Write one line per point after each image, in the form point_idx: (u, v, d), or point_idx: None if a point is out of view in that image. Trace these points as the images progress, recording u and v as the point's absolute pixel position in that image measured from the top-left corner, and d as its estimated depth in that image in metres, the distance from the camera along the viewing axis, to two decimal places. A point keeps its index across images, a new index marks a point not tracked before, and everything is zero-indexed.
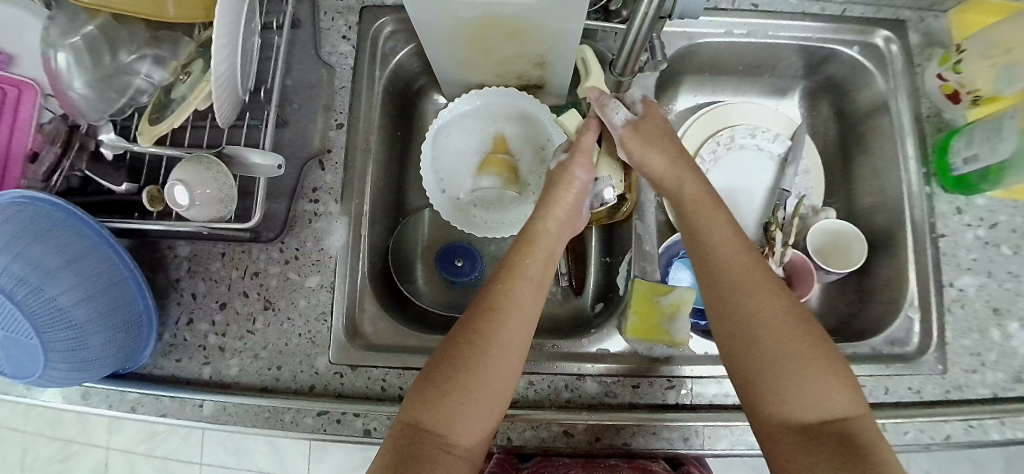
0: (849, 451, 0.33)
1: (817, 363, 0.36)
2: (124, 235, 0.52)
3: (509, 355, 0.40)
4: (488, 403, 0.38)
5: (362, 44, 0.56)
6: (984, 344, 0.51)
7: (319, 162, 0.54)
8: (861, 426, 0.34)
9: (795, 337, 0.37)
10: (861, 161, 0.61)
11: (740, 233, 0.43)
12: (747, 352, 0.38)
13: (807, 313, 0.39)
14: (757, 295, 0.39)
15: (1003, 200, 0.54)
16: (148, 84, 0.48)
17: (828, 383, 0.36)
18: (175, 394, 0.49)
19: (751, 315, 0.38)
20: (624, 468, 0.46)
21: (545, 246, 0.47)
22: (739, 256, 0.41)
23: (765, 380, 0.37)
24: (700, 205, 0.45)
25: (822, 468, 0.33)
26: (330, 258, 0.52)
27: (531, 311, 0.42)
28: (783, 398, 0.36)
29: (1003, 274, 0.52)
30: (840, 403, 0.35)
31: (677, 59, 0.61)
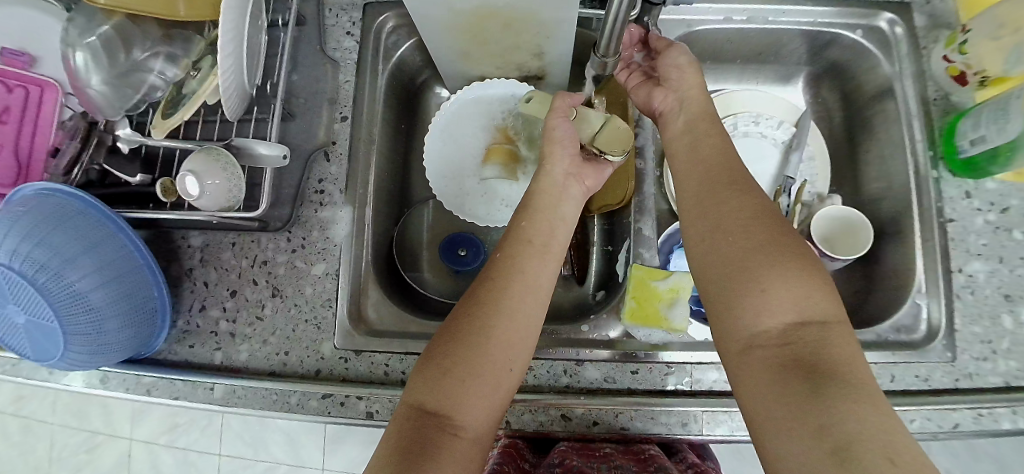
0: (817, 369, 0.33)
1: (796, 270, 0.38)
2: (140, 226, 0.54)
3: (517, 323, 0.41)
4: (498, 354, 0.40)
5: (366, 38, 0.57)
6: (996, 331, 0.50)
7: (325, 154, 0.55)
8: (839, 345, 0.35)
9: (774, 245, 0.39)
10: (868, 148, 0.60)
11: (726, 158, 0.45)
12: (729, 266, 0.39)
13: (788, 227, 0.41)
14: (739, 210, 0.41)
15: (1015, 184, 0.53)
16: (161, 81, 0.51)
17: (808, 302, 0.36)
18: (189, 377, 0.51)
19: (738, 229, 0.40)
20: (618, 456, 0.48)
21: (542, 211, 0.48)
22: (722, 177, 0.44)
23: (739, 300, 0.38)
24: (710, 129, 0.48)
25: (794, 372, 0.34)
26: (335, 246, 0.53)
27: (537, 280, 0.43)
28: (763, 304, 0.37)
29: (1015, 260, 0.51)
30: (818, 322, 0.36)
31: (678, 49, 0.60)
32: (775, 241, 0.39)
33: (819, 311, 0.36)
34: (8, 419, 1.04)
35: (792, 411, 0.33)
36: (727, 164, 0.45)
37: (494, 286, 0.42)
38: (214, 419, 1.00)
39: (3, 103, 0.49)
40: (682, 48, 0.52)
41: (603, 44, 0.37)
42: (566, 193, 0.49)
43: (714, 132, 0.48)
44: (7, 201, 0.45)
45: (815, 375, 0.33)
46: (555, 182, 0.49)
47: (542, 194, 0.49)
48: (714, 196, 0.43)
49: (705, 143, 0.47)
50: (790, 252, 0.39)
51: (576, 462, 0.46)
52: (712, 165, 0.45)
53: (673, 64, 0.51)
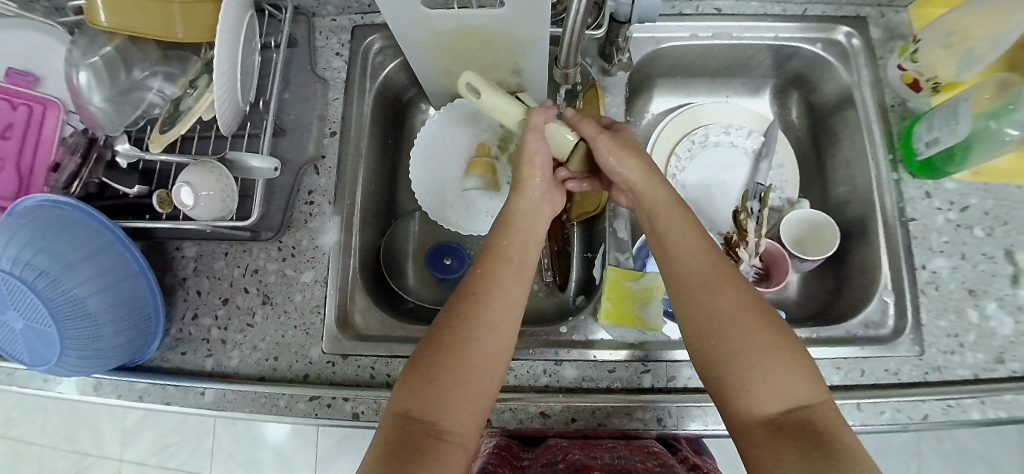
0: (810, 444, 0.35)
1: (780, 353, 0.39)
2: (137, 237, 0.56)
3: (496, 336, 0.42)
4: (485, 378, 0.41)
5: (355, 59, 0.60)
6: (961, 325, 0.53)
7: (314, 167, 0.57)
8: (828, 422, 0.36)
9: (757, 326, 0.40)
10: (833, 154, 0.62)
11: (701, 234, 0.45)
12: (716, 347, 0.40)
13: (767, 307, 0.42)
14: (720, 291, 0.41)
15: (973, 184, 0.55)
16: (159, 98, 0.54)
17: (793, 381, 0.38)
18: (180, 383, 0.52)
19: (722, 311, 0.41)
20: (620, 449, 0.49)
21: (521, 227, 0.49)
22: (699, 255, 0.44)
23: (727, 384, 0.39)
24: (675, 210, 0.46)
25: (789, 449, 0.35)
26: (323, 254, 0.55)
27: (515, 290, 0.45)
28: (753, 385, 0.38)
29: (976, 257, 0.54)
30: (805, 401, 0.37)
31: (640, 70, 0.63)
32: (759, 326, 0.40)
33: (804, 392, 0.38)
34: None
35: None
36: (703, 241, 0.45)
37: (471, 307, 0.43)
38: (207, 437, 1.00)
39: (6, 121, 0.51)
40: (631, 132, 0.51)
41: (562, 58, 0.46)
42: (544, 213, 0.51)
43: (679, 210, 0.46)
44: (9, 212, 0.47)
45: (809, 452, 0.34)
46: (533, 200, 0.50)
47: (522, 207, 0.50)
48: (697, 279, 0.43)
49: (675, 224, 0.46)
50: (773, 333, 0.39)
51: (580, 457, 0.47)
52: (687, 245, 0.44)
53: (621, 145, 0.48)
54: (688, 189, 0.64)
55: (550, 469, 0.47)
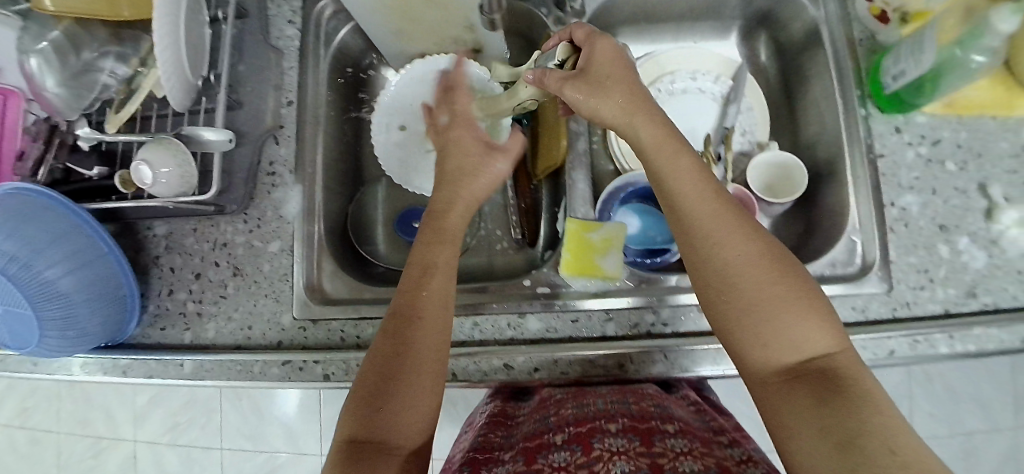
0: (829, 391, 0.33)
1: (795, 300, 0.36)
2: (107, 219, 0.57)
3: (431, 339, 0.40)
4: (427, 382, 0.38)
5: (307, 26, 0.59)
6: (933, 260, 0.52)
7: (274, 138, 0.57)
8: (850, 368, 0.34)
9: (769, 274, 0.37)
10: (802, 95, 0.61)
11: (706, 176, 0.41)
12: (726, 298, 0.38)
13: (780, 251, 0.38)
14: (729, 238, 0.38)
15: (946, 117, 0.54)
16: (113, 79, 0.54)
17: (811, 330, 0.35)
18: (161, 356, 0.54)
19: (731, 260, 0.38)
20: (613, 393, 0.47)
21: (453, 225, 0.46)
22: (706, 199, 0.40)
23: (741, 337, 0.37)
24: (669, 148, 0.42)
25: (803, 395, 0.33)
26: (288, 224, 0.55)
27: (447, 293, 0.42)
28: (767, 336, 0.36)
29: (949, 191, 0.53)
30: (824, 348, 0.35)
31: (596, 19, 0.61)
32: (774, 274, 0.37)
33: (823, 340, 0.35)
34: (17, 430, 1.09)
35: (805, 429, 0.32)
36: (709, 186, 0.41)
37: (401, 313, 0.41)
38: (214, 415, 1.04)
39: None
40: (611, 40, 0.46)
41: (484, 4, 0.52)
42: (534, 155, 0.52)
43: (673, 145, 0.42)
44: None
45: (827, 398, 0.32)
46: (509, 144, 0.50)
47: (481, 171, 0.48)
48: (703, 225, 0.39)
49: (676, 163, 0.42)
50: (789, 280, 0.37)
51: (571, 409, 0.44)
52: (689, 187, 0.41)
53: (597, 84, 0.44)
54: None
55: (541, 425, 0.44)
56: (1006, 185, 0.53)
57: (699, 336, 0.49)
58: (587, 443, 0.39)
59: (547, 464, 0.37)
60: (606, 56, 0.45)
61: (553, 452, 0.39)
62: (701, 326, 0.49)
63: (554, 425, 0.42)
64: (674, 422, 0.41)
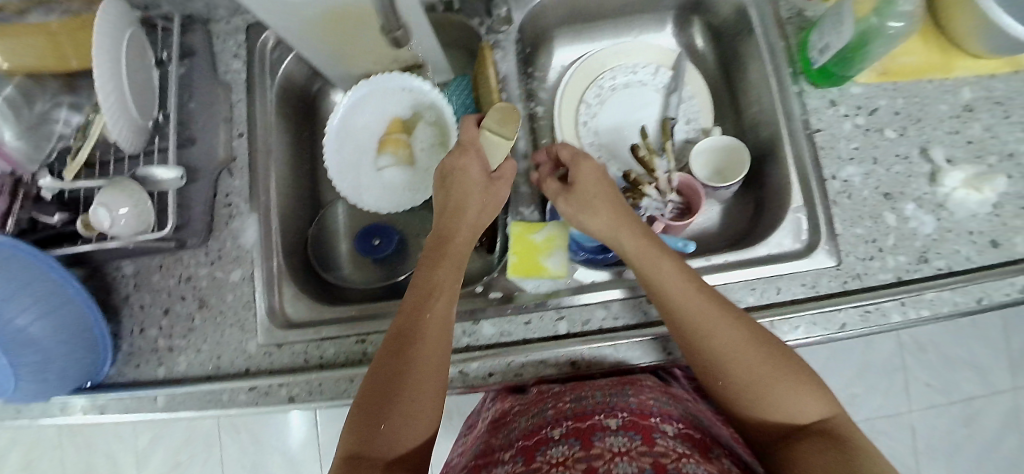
0: (833, 447, 0.36)
1: (786, 375, 0.40)
2: (75, 264, 0.59)
3: (427, 362, 0.42)
4: (423, 404, 0.41)
5: (251, 59, 0.61)
6: (879, 229, 0.52)
7: (228, 171, 0.59)
8: (845, 428, 0.38)
9: (758, 358, 0.40)
10: (740, 78, 0.62)
11: (688, 274, 0.44)
12: (727, 382, 0.41)
13: (765, 334, 0.42)
14: (718, 333, 0.41)
15: (881, 85, 0.55)
16: (67, 129, 0.56)
17: (806, 398, 0.39)
18: (136, 392, 0.56)
19: (724, 350, 0.41)
20: (609, 384, 0.48)
21: (450, 254, 0.49)
22: (693, 297, 0.43)
23: (744, 409, 0.41)
24: (652, 257, 0.46)
25: (812, 450, 0.37)
26: (247, 253, 0.57)
27: (445, 316, 0.45)
28: (767, 409, 0.40)
29: (890, 159, 0.53)
30: (819, 414, 0.39)
31: (530, 24, 0.62)
32: (765, 358, 0.40)
33: (817, 407, 0.39)
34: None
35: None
36: (694, 284, 0.44)
37: (401, 338, 0.43)
38: (214, 448, 1.06)
39: None
40: (594, 161, 0.52)
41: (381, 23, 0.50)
42: (487, 151, 0.52)
43: (656, 251, 0.46)
44: None
45: (834, 451, 0.36)
46: (465, 137, 0.52)
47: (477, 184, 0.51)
48: (693, 323, 0.42)
49: (658, 268, 0.45)
50: (779, 361, 0.40)
51: (569, 402, 0.46)
52: (675, 291, 0.43)
53: (591, 195, 0.49)
54: (601, 134, 0.63)
55: (539, 419, 0.45)
56: (948, 146, 0.53)
57: (649, 327, 0.49)
58: (586, 439, 0.40)
59: (546, 461, 0.39)
60: (591, 173, 0.51)
61: (552, 447, 0.41)
62: (650, 317, 0.50)
63: (552, 419, 0.44)
64: (673, 424, 0.42)
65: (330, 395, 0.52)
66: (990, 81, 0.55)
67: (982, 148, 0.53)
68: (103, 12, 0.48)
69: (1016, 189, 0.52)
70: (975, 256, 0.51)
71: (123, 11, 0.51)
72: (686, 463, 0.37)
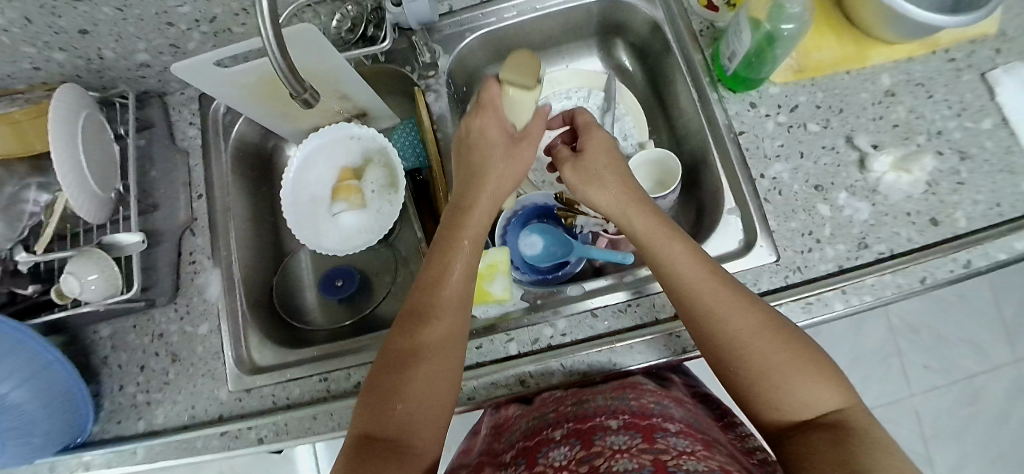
0: (841, 441, 0.34)
1: (799, 362, 0.38)
2: (55, 332, 0.62)
3: (441, 350, 0.42)
4: (437, 394, 0.41)
5: (206, 126, 0.66)
6: (815, 221, 0.52)
7: (191, 231, 0.63)
8: (858, 421, 0.36)
9: (772, 342, 0.39)
10: (666, 91, 0.65)
11: (701, 257, 0.44)
12: (738, 368, 0.40)
13: (778, 320, 0.41)
14: (732, 314, 0.41)
15: (797, 83, 0.57)
16: (38, 207, 0.61)
17: (818, 389, 0.38)
18: (117, 448, 0.58)
19: (737, 334, 0.40)
20: (607, 390, 0.47)
21: (465, 236, 0.47)
22: (704, 280, 0.42)
23: (755, 400, 0.39)
24: (663, 240, 0.45)
25: (820, 442, 0.35)
26: (213, 305, 0.60)
27: (460, 306, 0.45)
28: (778, 400, 0.38)
29: (817, 151, 0.54)
30: (832, 406, 0.37)
31: (460, 65, 0.66)
32: (780, 341, 0.39)
33: (829, 399, 0.37)
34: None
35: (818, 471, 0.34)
36: (705, 266, 0.44)
37: (412, 326, 0.43)
38: None
39: None
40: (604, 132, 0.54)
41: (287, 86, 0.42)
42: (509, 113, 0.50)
43: (668, 233, 0.46)
44: None
45: (845, 443, 0.34)
46: (488, 96, 0.49)
47: (494, 147, 0.51)
48: (706, 304, 0.42)
49: (668, 251, 0.45)
50: (792, 346, 0.39)
51: (570, 407, 0.45)
52: (685, 272, 0.43)
53: (596, 162, 0.51)
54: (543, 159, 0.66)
55: (541, 421, 0.45)
56: (873, 133, 0.54)
57: (596, 340, 0.50)
58: (587, 439, 0.39)
59: (547, 464, 0.38)
60: (600, 145, 0.52)
61: (552, 450, 0.40)
62: (596, 330, 0.51)
63: (554, 421, 0.43)
64: (675, 423, 0.41)
65: (295, 434, 0.53)
66: (909, 64, 0.57)
67: (909, 130, 0.54)
68: (57, 99, 0.53)
69: (948, 166, 0.52)
70: (915, 236, 0.50)
71: (77, 96, 0.56)
72: (686, 459, 0.34)
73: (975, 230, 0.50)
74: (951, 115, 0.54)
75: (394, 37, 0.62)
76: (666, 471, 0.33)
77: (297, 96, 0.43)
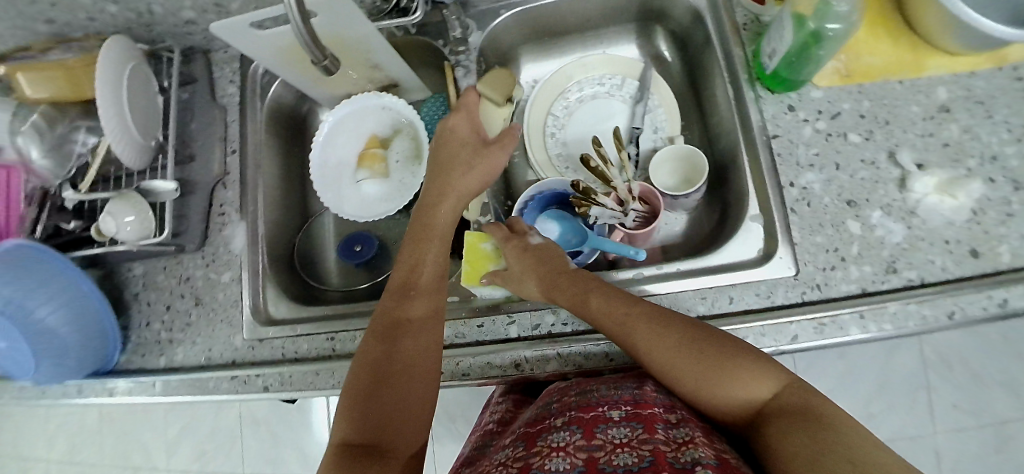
0: (785, 427, 0.34)
1: (721, 364, 0.39)
2: (94, 266, 0.66)
3: (419, 344, 0.45)
4: (419, 390, 0.43)
5: (245, 84, 0.68)
6: (843, 238, 0.49)
7: (222, 184, 0.65)
8: (799, 399, 0.36)
9: (692, 358, 0.40)
10: (704, 86, 0.62)
11: (610, 294, 0.46)
12: (680, 390, 0.41)
13: (694, 328, 0.42)
14: (649, 352, 0.42)
15: (842, 88, 0.54)
16: (85, 149, 0.64)
17: (752, 380, 0.38)
18: (139, 379, 0.62)
19: (661, 364, 0.41)
20: (614, 378, 0.48)
21: (432, 246, 0.51)
22: (614, 321, 0.44)
23: (712, 407, 0.40)
24: (580, 295, 0.47)
25: (771, 433, 0.35)
26: (235, 257, 0.63)
27: (433, 306, 0.48)
28: (726, 403, 0.39)
29: (855, 165, 0.51)
30: (771, 391, 0.38)
31: (491, 43, 0.65)
32: (697, 357, 0.40)
33: (766, 384, 0.38)
34: (68, 469, 1.23)
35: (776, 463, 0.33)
36: (615, 303, 0.45)
37: (384, 331, 0.46)
38: (235, 444, 1.14)
39: None
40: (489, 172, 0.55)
41: (307, 49, 0.45)
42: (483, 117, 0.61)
43: (585, 278, 0.49)
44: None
45: (786, 430, 0.34)
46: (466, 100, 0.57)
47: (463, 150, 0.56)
48: (626, 345, 0.43)
49: (585, 302, 0.46)
50: (710, 351, 0.40)
51: (574, 396, 0.45)
52: (600, 323, 0.45)
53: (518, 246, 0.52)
54: (569, 145, 0.65)
55: (544, 411, 0.45)
56: (920, 150, 0.51)
57: (595, 333, 0.50)
58: (589, 428, 0.39)
59: (546, 445, 0.38)
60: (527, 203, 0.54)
61: (553, 433, 0.40)
62: None
63: (556, 410, 0.43)
64: (677, 412, 0.41)
65: (298, 386, 0.56)
66: (972, 79, 0.52)
67: (961, 151, 0.50)
68: (104, 53, 0.55)
69: (999, 194, 0.48)
70: (951, 266, 0.47)
71: (124, 48, 0.58)
72: (688, 450, 0.35)
73: (1019, 267, 0.46)
74: (1010, 139, 0.50)
75: (426, 9, 0.62)
76: (666, 463, 0.33)
77: (318, 59, 0.46)
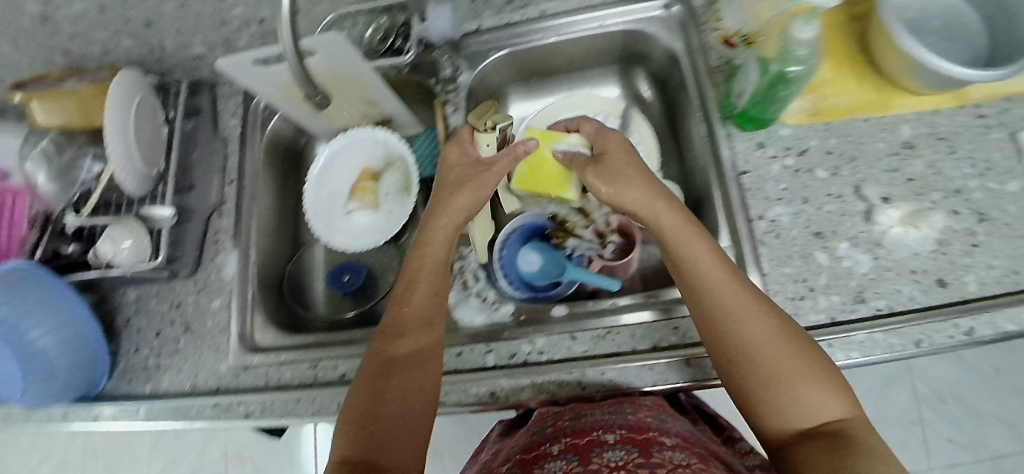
0: (843, 449, 0.35)
1: (806, 370, 0.39)
2: (88, 291, 0.68)
3: (414, 369, 0.45)
4: (414, 414, 0.44)
5: (246, 118, 0.71)
6: (811, 269, 0.51)
7: (218, 213, 0.68)
8: (861, 432, 0.37)
9: (784, 347, 0.40)
10: (681, 123, 0.65)
11: (722, 257, 0.45)
12: (747, 369, 0.40)
13: (794, 328, 0.41)
14: (750, 317, 0.41)
15: (808, 127, 0.57)
16: (89, 176, 0.67)
17: (822, 400, 0.38)
18: (124, 405, 0.62)
19: (750, 338, 0.41)
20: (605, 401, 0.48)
21: (427, 267, 0.51)
22: (723, 278, 0.43)
23: (760, 405, 0.40)
24: (687, 236, 0.46)
25: (822, 450, 0.36)
26: (226, 284, 0.65)
27: (431, 328, 0.48)
28: (781, 406, 0.39)
29: (821, 199, 0.54)
30: (837, 414, 0.38)
31: (481, 83, 0.69)
32: (793, 348, 0.40)
33: (835, 407, 0.38)
34: None
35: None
36: (727, 269, 0.44)
37: (384, 354, 0.46)
38: None
39: None
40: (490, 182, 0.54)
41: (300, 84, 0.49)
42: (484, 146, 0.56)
43: (693, 229, 0.47)
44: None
45: (844, 453, 0.35)
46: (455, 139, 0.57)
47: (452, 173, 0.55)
48: (730, 299, 0.42)
49: (694, 249, 0.46)
50: (802, 353, 0.40)
51: (568, 421, 0.46)
52: (705, 272, 0.44)
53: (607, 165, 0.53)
54: None
55: (539, 436, 0.46)
56: (883, 185, 0.53)
57: (571, 361, 0.51)
58: (584, 455, 0.40)
59: None
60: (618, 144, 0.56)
61: (550, 462, 0.41)
62: (573, 352, 0.51)
63: (552, 436, 0.44)
64: (671, 437, 0.43)
65: (279, 413, 0.56)
66: (934, 117, 0.55)
67: (925, 185, 0.53)
68: (119, 81, 0.60)
69: (962, 226, 0.50)
70: (919, 295, 0.49)
71: (133, 83, 0.62)
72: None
73: (986, 296, 0.48)
74: (972, 174, 0.52)
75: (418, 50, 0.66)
76: None
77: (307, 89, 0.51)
